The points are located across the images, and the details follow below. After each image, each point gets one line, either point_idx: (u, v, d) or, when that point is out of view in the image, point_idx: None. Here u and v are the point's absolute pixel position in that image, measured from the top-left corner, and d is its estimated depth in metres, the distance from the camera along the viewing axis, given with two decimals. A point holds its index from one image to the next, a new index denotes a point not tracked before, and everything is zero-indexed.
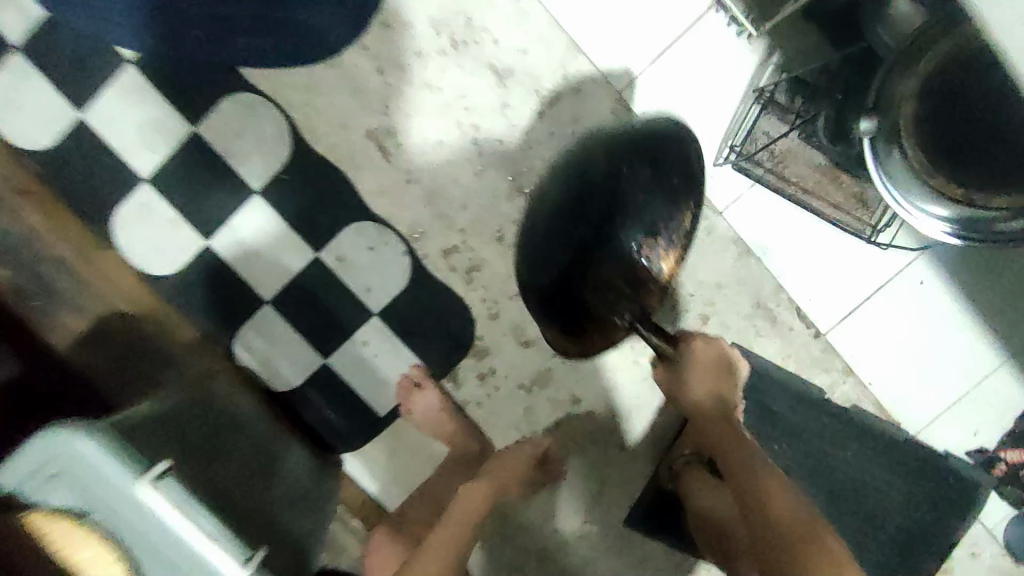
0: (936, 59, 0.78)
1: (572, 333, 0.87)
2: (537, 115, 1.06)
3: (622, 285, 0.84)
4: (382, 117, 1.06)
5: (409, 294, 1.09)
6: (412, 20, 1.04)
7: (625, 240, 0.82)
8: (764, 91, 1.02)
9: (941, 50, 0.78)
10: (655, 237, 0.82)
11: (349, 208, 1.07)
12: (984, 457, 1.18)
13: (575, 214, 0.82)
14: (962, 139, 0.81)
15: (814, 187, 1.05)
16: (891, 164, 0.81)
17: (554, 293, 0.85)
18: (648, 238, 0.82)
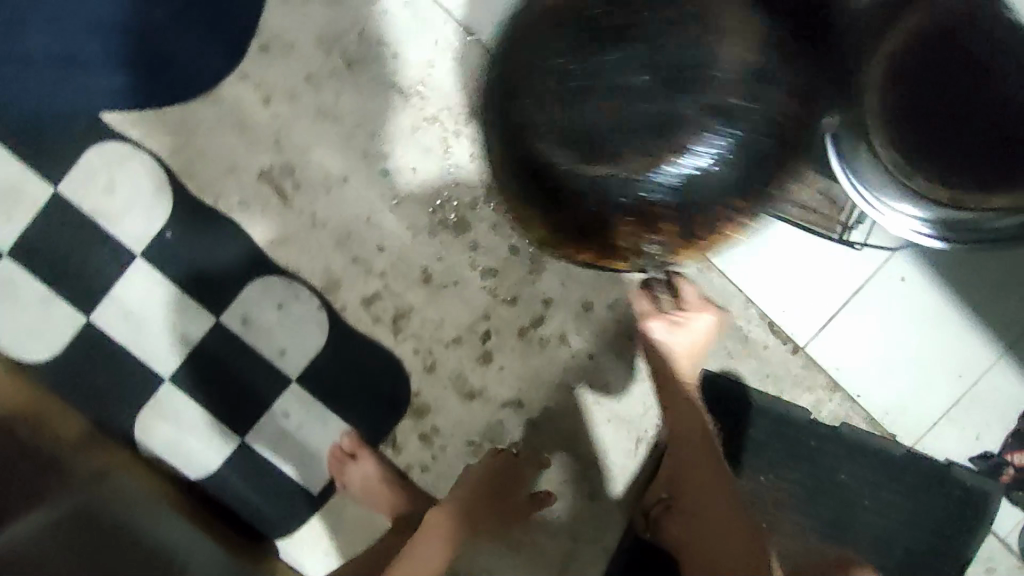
0: (902, 33, 0.71)
1: (576, 243, 0.61)
2: (453, 135, 0.91)
3: (660, 216, 0.58)
4: (275, 155, 0.91)
5: (330, 353, 0.95)
6: (297, 40, 0.89)
7: (699, 165, 0.56)
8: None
9: (907, 24, 0.71)
10: (738, 189, 0.58)
11: (251, 263, 0.93)
12: (990, 464, 1.07)
13: (650, 100, 0.55)
14: (954, 130, 0.71)
15: (793, 189, 0.89)
16: (858, 159, 0.71)
17: (584, 194, 0.57)
18: (734, 183, 0.58)
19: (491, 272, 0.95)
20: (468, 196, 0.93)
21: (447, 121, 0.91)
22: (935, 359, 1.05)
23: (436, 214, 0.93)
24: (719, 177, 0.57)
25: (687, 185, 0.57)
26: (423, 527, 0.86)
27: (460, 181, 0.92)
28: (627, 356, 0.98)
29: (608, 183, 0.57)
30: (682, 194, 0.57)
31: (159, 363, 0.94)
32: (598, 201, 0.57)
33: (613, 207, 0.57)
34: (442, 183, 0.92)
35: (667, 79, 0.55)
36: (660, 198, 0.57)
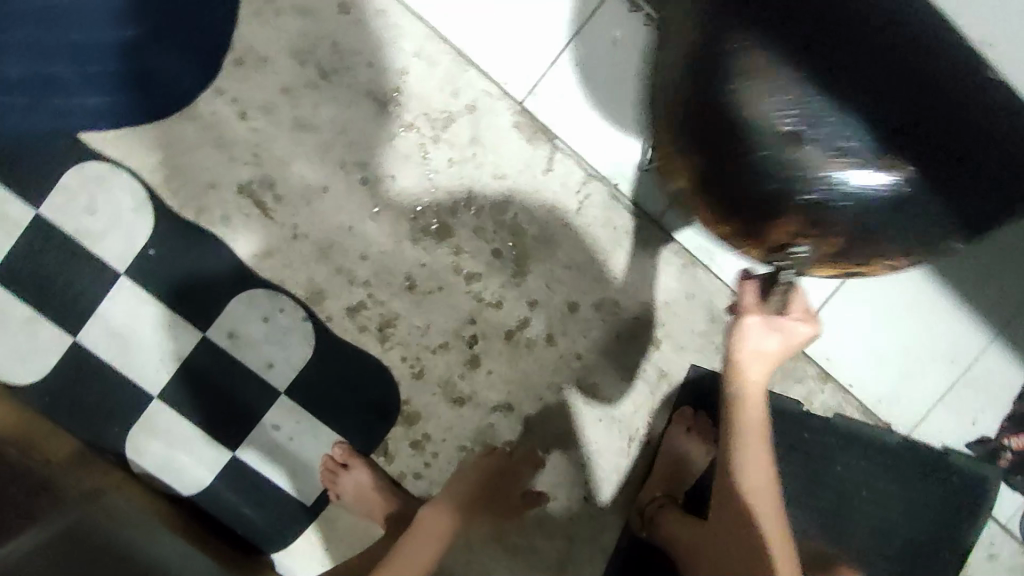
0: None
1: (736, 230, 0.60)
2: (431, 141, 0.92)
3: (829, 224, 0.56)
4: (253, 168, 0.91)
5: (318, 364, 0.95)
6: (270, 54, 0.89)
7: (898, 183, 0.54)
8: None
9: None
10: (856, 235, 0.56)
11: (234, 278, 0.93)
12: (988, 449, 1.06)
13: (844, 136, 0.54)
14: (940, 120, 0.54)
15: None
16: None
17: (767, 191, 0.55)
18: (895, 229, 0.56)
19: (475, 276, 0.95)
20: (448, 202, 0.93)
21: (424, 127, 0.91)
22: (926, 346, 1.04)
23: (417, 220, 0.93)
24: (897, 210, 0.55)
25: (866, 195, 0.54)
26: (418, 523, 0.82)
27: (439, 187, 0.92)
28: (615, 354, 0.98)
29: (827, 166, 0.54)
30: (864, 213, 0.55)
31: (147, 381, 0.94)
32: (781, 191, 0.55)
33: (771, 191, 0.55)
34: (422, 189, 0.92)
35: (807, 104, 0.54)
36: (844, 205, 0.55)
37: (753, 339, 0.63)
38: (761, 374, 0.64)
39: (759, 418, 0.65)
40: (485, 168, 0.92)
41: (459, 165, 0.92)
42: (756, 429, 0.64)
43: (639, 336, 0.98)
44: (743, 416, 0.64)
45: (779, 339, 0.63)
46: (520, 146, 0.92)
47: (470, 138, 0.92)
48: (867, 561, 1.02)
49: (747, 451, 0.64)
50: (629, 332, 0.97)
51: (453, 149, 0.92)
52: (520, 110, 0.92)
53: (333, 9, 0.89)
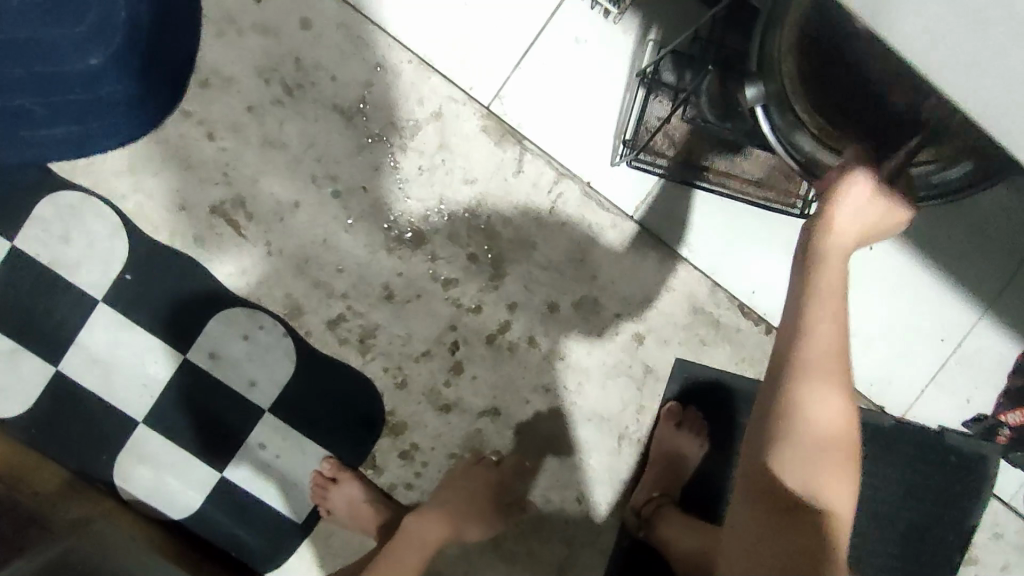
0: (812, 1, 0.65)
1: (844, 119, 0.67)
2: (400, 150, 0.91)
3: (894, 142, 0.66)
4: (224, 188, 0.90)
5: (300, 380, 0.95)
6: (234, 72, 0.88)
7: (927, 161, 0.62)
8: (647, 76, 0.85)
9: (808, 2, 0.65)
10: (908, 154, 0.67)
11: (213, 298, 0.92)
12: (983, 425, 1.04)
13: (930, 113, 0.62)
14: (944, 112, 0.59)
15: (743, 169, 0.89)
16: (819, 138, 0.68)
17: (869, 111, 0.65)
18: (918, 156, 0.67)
19: (453, 282, 0.94)
20: (420, 210, 0.92)
21: (394, 137, 0.90)
22: (916, 325, 1.03)
23: (392, 230, 0.92)
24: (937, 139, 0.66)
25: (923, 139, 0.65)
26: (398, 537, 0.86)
27: (412, 196, 0.92)
28: (598, 352, 0.97)
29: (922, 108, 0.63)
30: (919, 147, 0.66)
31: (132, 406, 0.94)
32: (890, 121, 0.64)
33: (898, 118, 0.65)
34: (395, 197, 0.92)
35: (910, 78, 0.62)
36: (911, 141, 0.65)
37: (848, 208, 0.62)
38: (846, 246, 0.63)
39: (839, 282, 0.61)
40: (456, 174, 0.92)
41: (430, 173, 0.92)
42: (839, 289, 0.61)
43: (621, 332, 0.97)
44: (826, 278, 0.61)
45: (872, 214, 0.63)
46: (490, 149, 0.92)
47: (439, 144, 0.91)
48: (868, 546, 1.00)
49: (824, 306, 0.60)
50: (611, 328, 0.97)
51: (423, 156, 0.91)
52: (487, 114, 0.92)
53: (294, 24, 0.87)
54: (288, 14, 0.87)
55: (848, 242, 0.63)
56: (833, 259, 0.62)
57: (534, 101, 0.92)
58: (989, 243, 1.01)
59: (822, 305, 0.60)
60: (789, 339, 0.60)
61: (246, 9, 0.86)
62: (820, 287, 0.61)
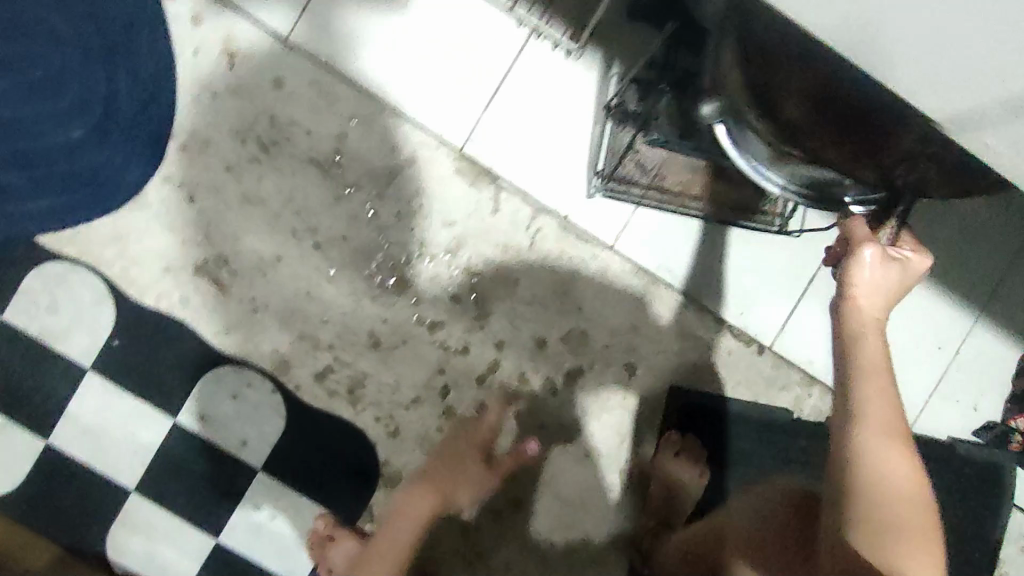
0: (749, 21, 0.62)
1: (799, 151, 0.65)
2: (378, 197, 0.93)
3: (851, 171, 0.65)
4: (207, 248, 0.91)
5: (291, 435, 0.94)
6: (211, 135, 0.90)
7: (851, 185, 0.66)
8: (612, 110, 0.86)
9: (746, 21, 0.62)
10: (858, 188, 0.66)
11: (200, 358, 0.93)
12: (995, 434, 1.01)
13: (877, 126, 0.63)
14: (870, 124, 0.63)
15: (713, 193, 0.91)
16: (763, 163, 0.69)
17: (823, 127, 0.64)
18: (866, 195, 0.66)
19: (438, 324, 0.94)
20: (401, 256, 0.93)
21: (370, 186, 0.92)
22: (910, 336, 1.02)
23: (374, 277, 0.93)
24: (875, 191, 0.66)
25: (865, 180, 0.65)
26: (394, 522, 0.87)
27: (391, 242, 0.93)
28: (590, 385, 0.96)
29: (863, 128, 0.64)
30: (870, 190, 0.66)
31: (123, 474, 0.93)
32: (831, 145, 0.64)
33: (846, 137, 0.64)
34: (376, 245, 0.93)
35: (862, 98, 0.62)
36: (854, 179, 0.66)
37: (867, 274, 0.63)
38: (877, 312, 0.63)
39: (882, 354, 0.60)
40: (435, 217, 0.93)
41: (408, 219, 0.93)
42: (883, 364, 0.60)
43: (612, 363, 0.96)
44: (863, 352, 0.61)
45: (898, 274, 0.63)
46: (465, 191, 0.93)
47: (414, 190, 0.93)
48: None
49: (871, 380, 0.59)
50: (601, 360, 0.96)
51: (400, 203, 0.93)
52: (460, 156, 0.94)
53: (267, 85, 0.90)
54: (261, 77, 0.90)
55: (877, 316, 0.63)
56: (869, 338, 0.61)
57: (506, 141, 0.94)
58: (975, 247, 1.01)
59: (863, 374, 0.59)
60: (835, 418, 0.59)
61: (220, 75, 0.89)
62: (859, 361, 0.60)
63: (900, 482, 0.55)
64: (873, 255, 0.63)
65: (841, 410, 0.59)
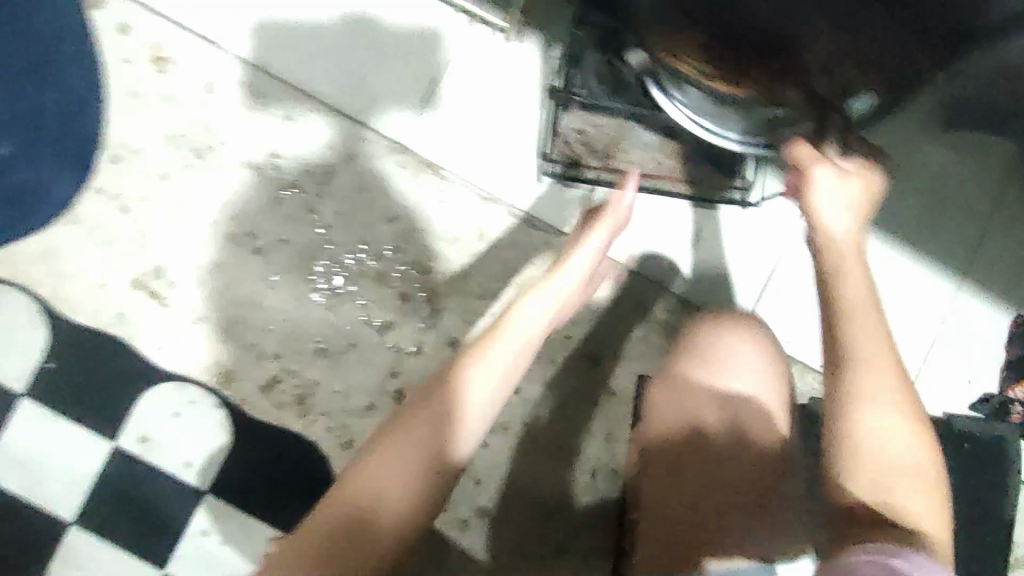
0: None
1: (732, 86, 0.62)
2: (318, 197, 0.90)
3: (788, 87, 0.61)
4: (142, 260, 0.88)
5: (237, 453, 0.88)
6: (142, 143, 0.87)
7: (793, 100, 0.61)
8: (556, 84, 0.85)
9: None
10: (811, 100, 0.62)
11: (140, 376, 0.88)
12: (994, 405, 0.94)
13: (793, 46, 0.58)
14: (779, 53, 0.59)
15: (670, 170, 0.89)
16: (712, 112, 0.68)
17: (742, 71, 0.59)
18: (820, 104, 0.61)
19: (388, 325, 0.90)
20: (344, 256, 0.90)
21: (309, 186, 0.90)
22: (896, 305, 0.96)
23: (317, 280, 0.89)
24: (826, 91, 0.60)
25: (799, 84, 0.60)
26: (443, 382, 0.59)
27: (333, 242, 0.90)
28: (554, 379, 0.91)
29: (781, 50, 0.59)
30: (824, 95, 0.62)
31: (62, 506, 0.87)
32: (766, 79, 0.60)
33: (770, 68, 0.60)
34: (318, 246, 0.89)
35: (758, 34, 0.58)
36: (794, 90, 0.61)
37: (822, 188, 0.60)
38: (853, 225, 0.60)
39: (865, 273, 0.57)
40: (378, 213, 0.90)
41: (350, 217, 0.90)
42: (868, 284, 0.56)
43: (575, 355, 0.91)
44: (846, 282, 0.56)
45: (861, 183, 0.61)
46: (407, 184, 0.90)
47: (355, 186, 0.90)
48: None
49: (859, 302, 0.55)
50: (563, 352, 0.91)
51: (340, 201, 0.90)
52: (401, 149, 0.90)
53: (197, 89, 0.88)
54: (192, 82, 0.88)
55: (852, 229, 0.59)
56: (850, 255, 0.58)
57: (449, 130, 0.91)
58: (948, 208, 0.96)
59: (851, 317, 0.54)
60: (826, 365, 0.55)
61: (149, 82, 0.87)
62: (843, 284, 0.56)
63: (898, 423, 0.53)
64: (826, 173, 0.60)
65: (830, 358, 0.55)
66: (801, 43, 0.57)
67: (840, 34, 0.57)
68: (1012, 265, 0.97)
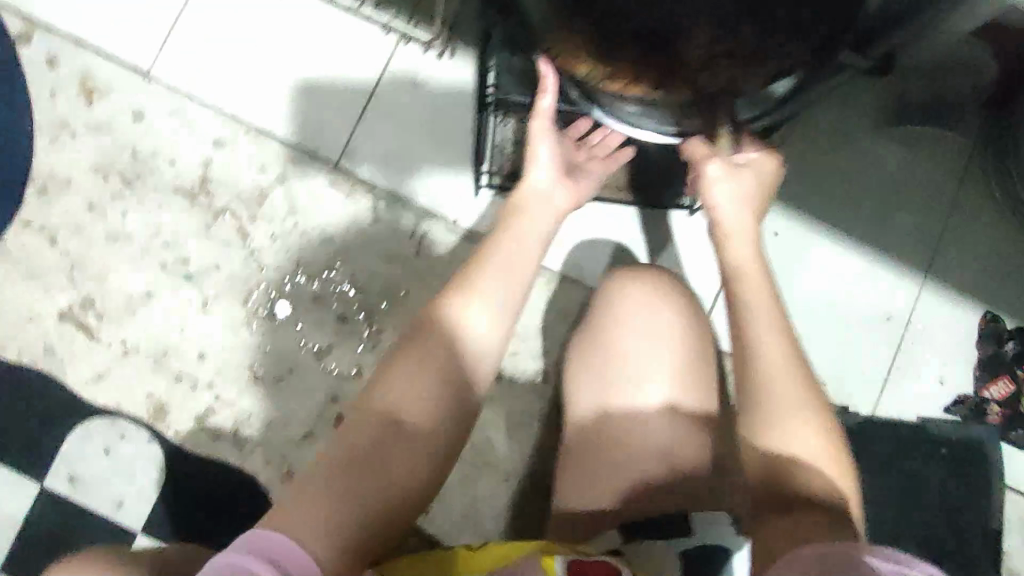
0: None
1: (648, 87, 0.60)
2: (251, 219, 0.88)
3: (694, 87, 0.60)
4: (70, 292, 0.86)
5: (171, 490, 0.84)
6: (71, 174, 0.87)
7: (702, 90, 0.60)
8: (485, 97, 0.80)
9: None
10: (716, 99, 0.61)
11: (68, 412, 0.85)
12: (969, 407, 0.90)
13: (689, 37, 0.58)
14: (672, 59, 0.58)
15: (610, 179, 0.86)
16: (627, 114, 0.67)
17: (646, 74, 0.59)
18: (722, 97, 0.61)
19: (326, 349, 0.87)
20: (280, 280, 0.87)
21: (241, 210, 0.88)
22: (857, 307, 0.92)
23: (252, 305, 0.87)
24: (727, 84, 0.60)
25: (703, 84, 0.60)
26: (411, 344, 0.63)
27: (268, 265, 0.87)
28: (503, 399, 0.87)
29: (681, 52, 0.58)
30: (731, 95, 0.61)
31: None
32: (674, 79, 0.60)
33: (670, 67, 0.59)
34: (252, 270, 0.87)
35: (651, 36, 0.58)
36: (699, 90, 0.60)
37: (715, 180, 0.68)
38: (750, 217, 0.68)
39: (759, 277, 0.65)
40: (314, 235, 0.88)
41: (284, 240, 0.88)
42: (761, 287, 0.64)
43: (523, 372, 0.88)
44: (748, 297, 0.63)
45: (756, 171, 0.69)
46: (341, 204, 0.88)
47: (290, 209, 0.88)
48: None
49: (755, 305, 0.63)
50: (509, 369, 0.88)
51: (274, 224, 0.88)
52: (335, 169, 0.89)
53: (127, 118, 0.88)
54: (122, 111, 0.88)
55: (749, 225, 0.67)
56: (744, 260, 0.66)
57: (385, 148, 0.90)
58: (904, 206, 0.93)
59: (757, 320, 0.61)
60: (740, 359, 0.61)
61: (77, 113, 0.87)
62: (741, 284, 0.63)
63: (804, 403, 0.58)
64: (717, 166, 0.68)
65: (740, 360, 0.60)
66: (684, 34, 0.58)
67: (719, 35, 0.58)
68: (981, 262, 0.93)
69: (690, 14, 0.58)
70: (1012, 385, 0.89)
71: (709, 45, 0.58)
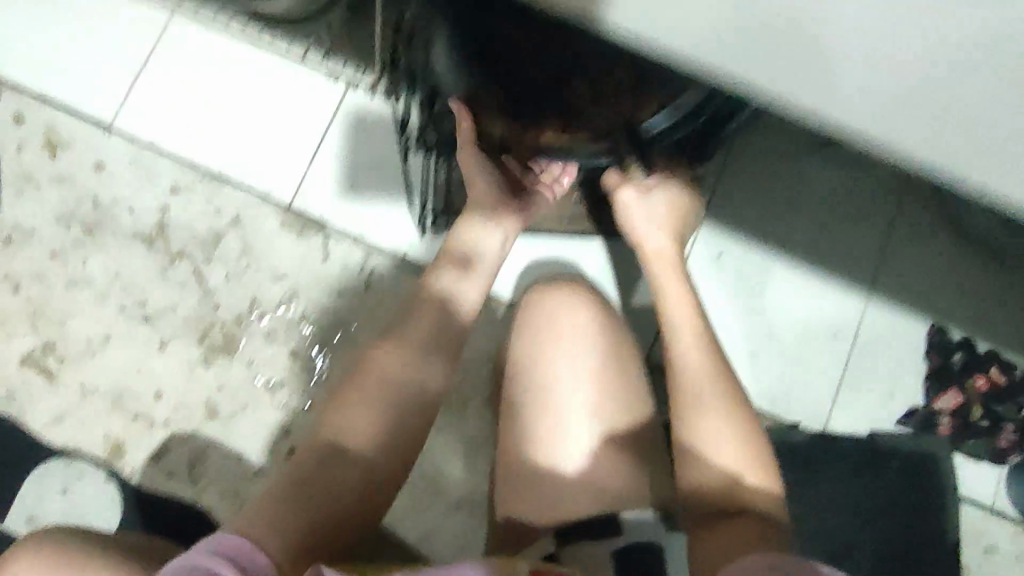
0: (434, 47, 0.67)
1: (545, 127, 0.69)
2: (206, 261, 0.91)
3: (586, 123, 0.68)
4: (32, 336, 0.89)
5: (126, 528, 0.85)
6: (35, 224, 0.91)
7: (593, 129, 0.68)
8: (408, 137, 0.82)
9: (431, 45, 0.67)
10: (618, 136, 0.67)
11: (27, 454, 0.86)
12: (921, 420, 0.90)
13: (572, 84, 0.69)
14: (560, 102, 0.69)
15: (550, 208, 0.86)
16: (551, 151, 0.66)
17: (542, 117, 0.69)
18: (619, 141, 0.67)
19: (279, 384, 0.89)
20: (233, 318, 0.90)
21: (197, 252, 0.91)
22: (806, 326, 0.93)
23: (207, 343, 0.89)
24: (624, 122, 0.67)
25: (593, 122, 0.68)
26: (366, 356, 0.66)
27: (222, 304, 0.90)
28: (453, 427, 0.89)
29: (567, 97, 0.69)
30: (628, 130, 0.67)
31: None
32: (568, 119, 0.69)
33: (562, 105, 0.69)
34: (207, 309, 0.90)
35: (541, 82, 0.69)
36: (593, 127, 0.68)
37: (635, 208, 0.75)
38: (668, 238, 0.75)
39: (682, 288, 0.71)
40: (266, 274, 0.91)
41: (238, 279, 0.91)
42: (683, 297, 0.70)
43: (472, 400, 0.89)
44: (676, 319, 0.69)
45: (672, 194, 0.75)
46: (293, 244, 0.92)
47: (243, 249, 0.92)
48: None
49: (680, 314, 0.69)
50: (458, 398, 0.89)
51: (228, 264, 0.91)
52: (287, 210, 0.92)
53: (88, 169, 0.92)
54: (84, 163, 0.92)
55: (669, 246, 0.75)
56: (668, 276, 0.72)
57: (333, 189, 0.93)
58: (844, 224, 0.94)
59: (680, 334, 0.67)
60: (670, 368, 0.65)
61: (42, 166, 0.92)
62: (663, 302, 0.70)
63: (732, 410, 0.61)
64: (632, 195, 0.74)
65: (670, 377, 0.65)
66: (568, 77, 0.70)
67: (595, 77, 0.69)
68: (920, 275, 0.94)
69: (570, 65, 0.70)
70: (960, 396, 0.90)
71: (588, 88, 0.69)
